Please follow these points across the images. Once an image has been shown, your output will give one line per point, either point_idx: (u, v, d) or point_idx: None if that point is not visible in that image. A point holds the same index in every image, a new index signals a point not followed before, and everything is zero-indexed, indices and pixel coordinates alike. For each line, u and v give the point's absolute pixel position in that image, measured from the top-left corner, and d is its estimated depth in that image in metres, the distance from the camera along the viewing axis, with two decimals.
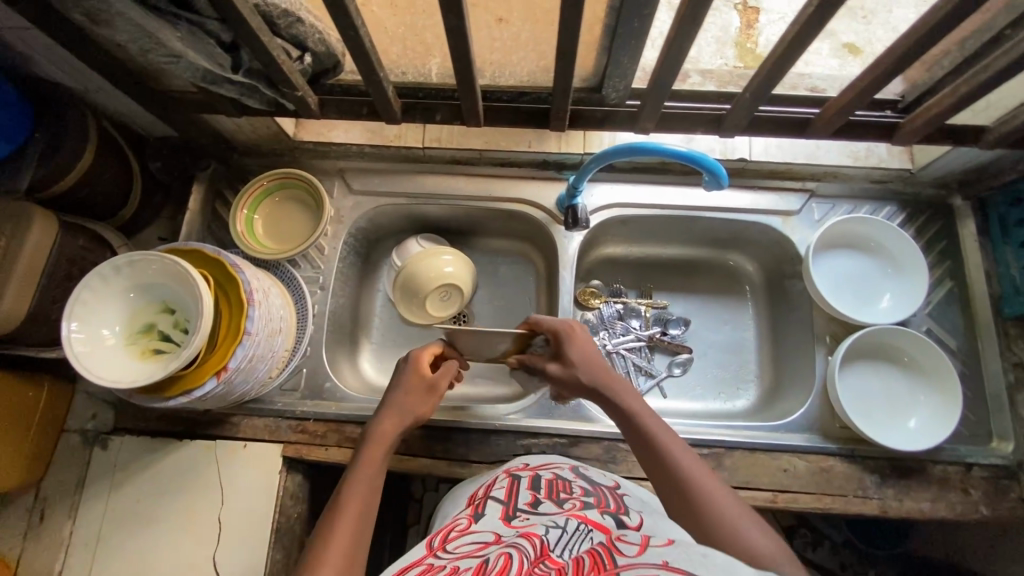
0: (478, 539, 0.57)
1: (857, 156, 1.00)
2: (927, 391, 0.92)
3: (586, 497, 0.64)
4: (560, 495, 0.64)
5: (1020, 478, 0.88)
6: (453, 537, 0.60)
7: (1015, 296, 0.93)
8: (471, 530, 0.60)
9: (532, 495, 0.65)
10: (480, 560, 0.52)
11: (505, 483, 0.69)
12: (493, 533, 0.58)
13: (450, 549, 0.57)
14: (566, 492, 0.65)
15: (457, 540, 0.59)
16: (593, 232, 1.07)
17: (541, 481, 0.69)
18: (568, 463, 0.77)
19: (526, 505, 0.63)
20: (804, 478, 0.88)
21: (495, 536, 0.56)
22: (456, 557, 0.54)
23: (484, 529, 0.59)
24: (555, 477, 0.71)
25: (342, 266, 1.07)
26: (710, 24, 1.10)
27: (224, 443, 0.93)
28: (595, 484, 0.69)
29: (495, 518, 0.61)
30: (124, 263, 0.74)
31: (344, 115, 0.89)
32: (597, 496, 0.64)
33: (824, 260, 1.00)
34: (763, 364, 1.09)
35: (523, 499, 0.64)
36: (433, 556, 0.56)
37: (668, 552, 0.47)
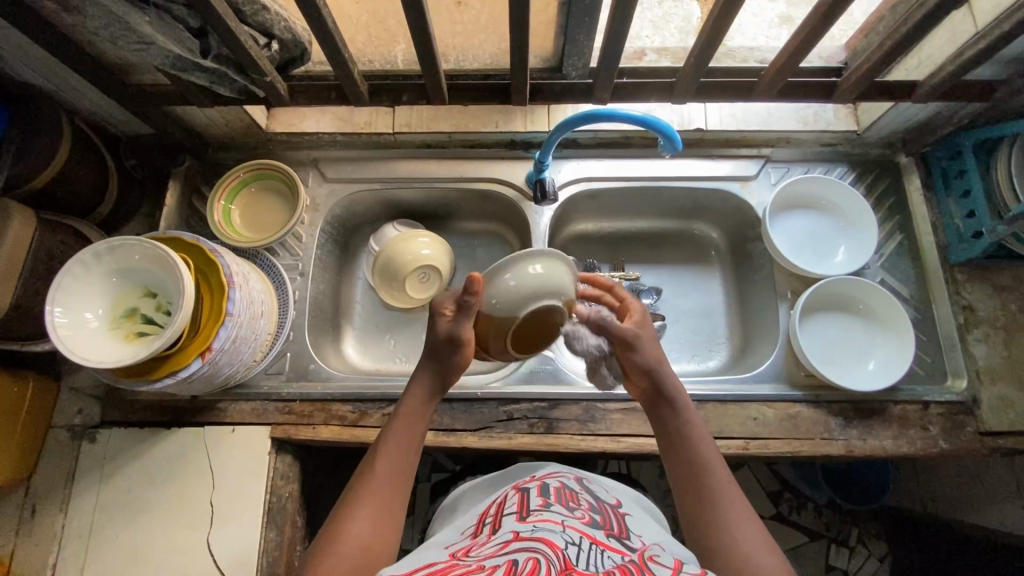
0: (498, 543, 0.58)
1: (807, 121, 1.05)
2: (885, 333, 0.98)
3: (594, 513, 0.67)
4: (570, 504, 0.68)
5: (974, 412, 0.93)
6: (469, 547, 0.61)
7: (959, 244, 0.99)
8: (488, 540, 0.61)
9: (543, 499, 0.68)
10: (507, 560, 0.53)
11: (517, 494, 0.71)
12: (510, 535, 0.60)
13: (472, 552, 0.58)
14: (574, 502, 0.69)
15: (477, 548, 0.59)
16: (563, 208, 1.11)
17: (549, 488, 0.72)
18: (573, 474, 0.79)
19: (538, 507, 0.66)
20: (773, 424, 0.93)
21: (515, 536, 0.58)
22: (480, 560, 0.55)
23: (501, 532, 0.61)
24: (563, 486, 0.73)
25: (321, 253, 1.09)
26: (672, 15, 1.15)
27: (212, 427, 0.95)
28: (599, 499, 0.72)
29: (510, 522, 0.63)
30: (104, 249, 0.76)
31: (313, 101, 0.92)
32: (602, 514, 0.67)
33: (781, 221, 1.06)
34: (733, 326, 1.14)
35: (534, 503, 0.67)
36: (456, 559, 0.58)
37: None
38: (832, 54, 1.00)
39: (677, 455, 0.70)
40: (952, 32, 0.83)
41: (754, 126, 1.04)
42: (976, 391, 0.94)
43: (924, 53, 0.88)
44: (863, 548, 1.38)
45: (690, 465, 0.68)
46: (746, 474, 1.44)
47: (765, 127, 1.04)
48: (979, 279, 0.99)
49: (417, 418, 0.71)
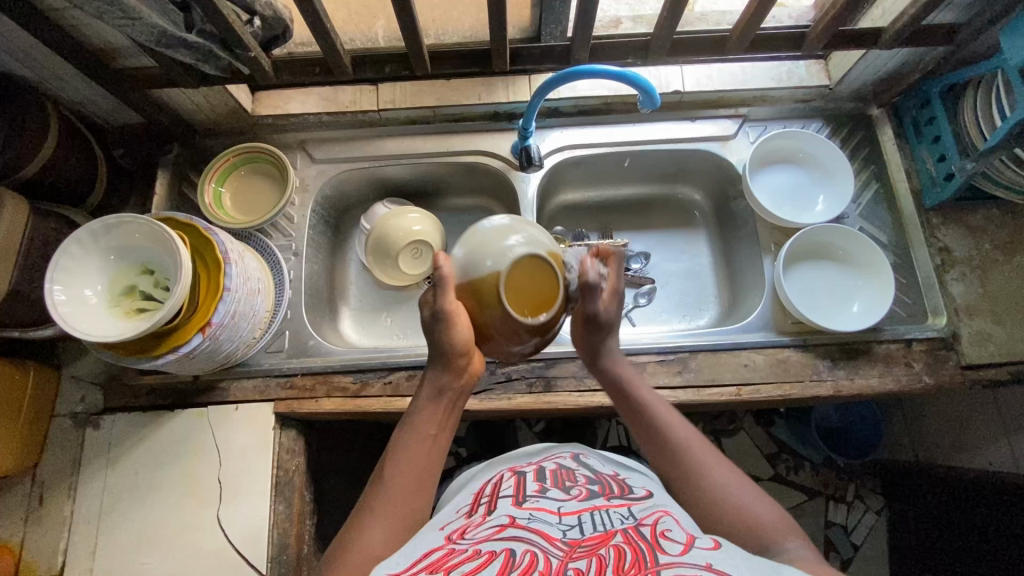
0: (493, 526, 0.60)
1: (781, 78, 1.08)
2: (864, 277, 1.01)
3: (591, 485, 0.70)
4: (566, 484, 0.70)
5: (955, 347, 0.97)
6: (465, 527, 0.62)
7: (933, 188, 1.02)
8: (483, 521, 0.63)
9: (540, 484, 0.70)
10: (504, 549, 0.55)
11: (513, 477, 0.72)
12: (506, 520, 0.61)
13: (469, 535, 0.60)
14: (571, 480, 0.71)
15: (472, 530, 0.61)
16: (550, 175, 1.12)
17: (545, 471, 0.74)
18: (569, 453, 0.81)
19: (534, 493, 0.67)
20: (764, 370, 0.96)
21: (512, 522, 0.60)
22: (476, 542, 0.57)
23: (497, 516, 0.63)
24: (559, 467, 0.75)
25: (313, 233, 1.11)
26: None
27: (216, 407, 0.96)
28: (597, 471, 0.75)
29: (506, 506, 0.64)
30: (100, 228, 0.77)
31: (298, 77, 0.94)
32: (601, 483, 0.70)
33: (760, 176, 1.09)
34: (721, 283, 1.17)
35: (530, 488, 0.69)
36: (452, 542, 0.59)
37: (713, 558, 0.52)
38: (801, 13, 1.02)
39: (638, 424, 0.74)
40: None
41: (730, 86, 1.07)
42: (956, 326, 0.98)
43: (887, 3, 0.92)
44: (860, 503, 1.42)
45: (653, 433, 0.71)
46: (743, 439, 1.47)
47: (742, 86, 1.07)
48: (953, 220, 1.03)
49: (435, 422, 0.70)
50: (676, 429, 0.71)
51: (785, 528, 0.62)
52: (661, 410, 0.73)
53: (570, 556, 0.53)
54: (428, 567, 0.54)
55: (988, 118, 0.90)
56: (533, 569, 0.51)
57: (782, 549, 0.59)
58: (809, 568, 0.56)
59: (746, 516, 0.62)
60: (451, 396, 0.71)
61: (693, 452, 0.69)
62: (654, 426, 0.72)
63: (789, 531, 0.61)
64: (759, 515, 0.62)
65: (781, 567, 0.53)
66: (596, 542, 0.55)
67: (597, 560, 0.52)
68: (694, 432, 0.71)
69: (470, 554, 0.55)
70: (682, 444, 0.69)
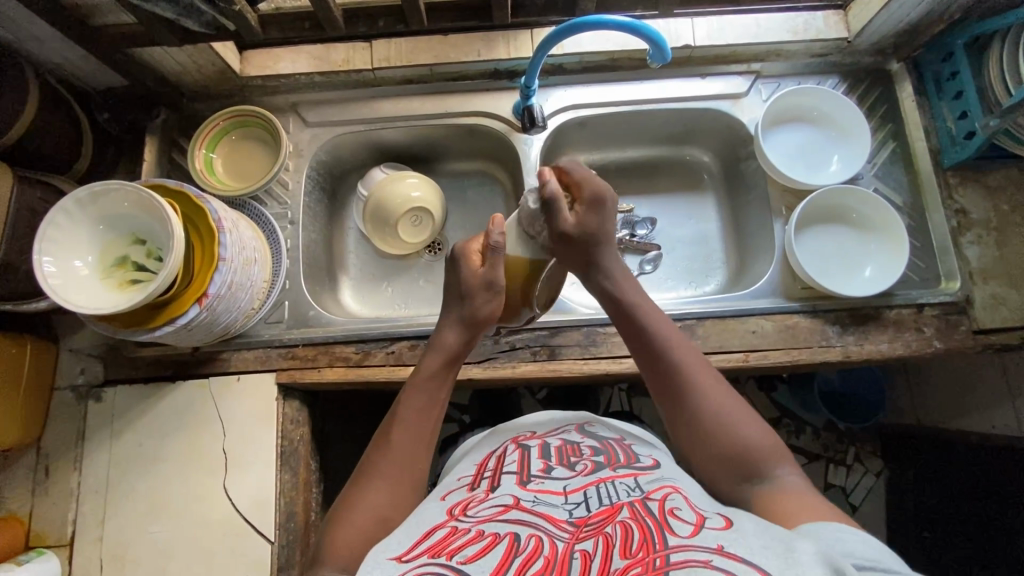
0: (497, 506, 0.60)
1: (796, 30, 1.02)
2: (878, 240, 0.99)
3: (597, 457, 0.69)
4: (571, 459, 0.69)
5: (969, 311, 0.95)
6: (468, 503, 0.62)
7: (952, 147, 0.98)
8: (486, 498, 0.63)
9: (544, 462, 0.69)
10: (508, 532, 0.54)
11: (517, 452, 0.72)
12: (510, 500, 0.61)
13: (471, 514, 0.59)
14: (576, 454, 0.70)
15: (475, 506, 0.61)
16: (553, 137, 1.08)
17: (550, 447, 0.73)
18: (574, 423, 0.81)
19: (539, 473, 0.66)
20: (772, 336, 0.94)
21: (516, 504, 0.60)
22: (479, 522, 0.57)
23: (501, 495, 0.62)
24: (564, 442, 0.74)
25: (309, 201, 1.07)
26: None
27: (217, 379, 0.95)
28: (601, 440, 0.75)
29: (510, 486, 0.64)
30: (86, 195, 0.74)
31: (286, 34, 0.88)
32: (606, 453, 0.70)
33: (773, 136, 1.05)
34: (729, 249, 1.14)
35: (535, 468, 0.68)
36: (454, 520, 0.59)
37: (724, 538, 0.50)
38: None
39: (635, 341, 0.74)
40: None
41: (744, 39, 1.02)
42: (970, 290, 0.96)
43: None
44: (859, 465, 1.44)
45: (652, 353, 0.71)
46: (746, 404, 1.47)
47: (756, 39, 1.01)
48: (971, 181, 0.99)
49: (435, 385, 0.73)
50: (677, 350, 0.70)
51: (774, 453, 0.63)
52: (663, 330, 0.73)
53: (577, 537, 0.53)
54: (430, 547, 0.53)
55: (1015, 70, 0.85)
56: (538, 556, 0.51)
57: (769, 474, 0.61)
58: (812, 505, 0.56)
59: (738, 437, 0.64)
60: (446, 359, 0.75)
61: (690, 373, 0.69)
62: (652, 342, 0.72)
63: (780, 455, 0.63)
64: (752, 438, 0.64)
65: (795, 542, 0.50)
66: (603, 521, 0.55)
67: (604, 539, 0.52)
68: (692, 354, 0.71)
69: (473, 536, 0.54)
70: (679, 365, 0.69)
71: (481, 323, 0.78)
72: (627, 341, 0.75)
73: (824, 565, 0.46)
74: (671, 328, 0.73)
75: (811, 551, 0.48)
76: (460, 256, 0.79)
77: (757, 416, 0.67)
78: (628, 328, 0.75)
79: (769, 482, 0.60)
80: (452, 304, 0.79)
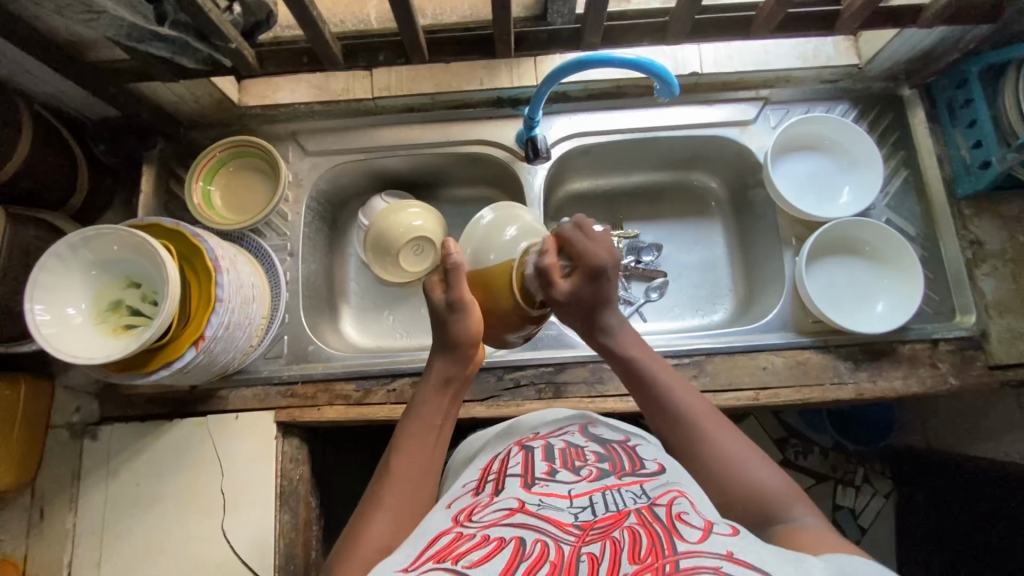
0: (502, 510, 0.57)
1: (807, 57, 1.00)
2: (892, 276, 0.96)
3: (602, 463, 0.65)
4: (575, 464, 0.65)
5: (985, 346, 0.93)
6: (473, 508, 0.60)
7: (965, 176, 0.96)
8: (491, 503, 0.60)
9: (548, 464, 0.65)
10: (514, 536, 0.52)
11: (521, 454, 0.67)
12: (515, 503, 0.58)
13: (476, 518, 0.57)
14: (581, 459, 0.66)
15: (480, 511, 0.58)
16: (557, 166, 1.06)
17: (554, 449, 0.68)
18: (577, 424, 0.76)
19: (544, 475, 0.62)
20: (782, 373, 0.92)
21: (522, 507, 0.57)
22: (484, 525, 0.55)
23: (505, 498, 0.59)
24: (567, 444, 0.69)
25: (309, 231, 1.05)
26: None
27: (215, 417, 0.93)
28: (605, 445, 0.70)
29: (514, 489, 0.60)
30: (79, 240, 0.72)
31: (285, 68, 0.86)
32: (611, 459, 0.66)
33: (782, 165, 1.02)
34: (736, 277, 1.12)
35: (539, 469, 0.64)
36: (459, 525, 0.56)
37: (734, 545, 0.49)
38: None
39: (642, 399, 0.71)
40: None
41: (751, 66, 0.99)
42: (985, 325, 0.93)
43: None
44: (868, 487, 1.35)
45: (661, 410, 0.69)
46: (753, 425, 1.37)
47: (765, 67, 0.99)
48: (986, 212, 0.97)
49: (434, 409, 0.69)
50: (678, 394, 0.69)
51: (791, 497, 0.61)
52: (664, 373, 0.71)
53: (583, 540, 0.51)
54: (435, 555, 0.51)
55: None
56: (544, 561, 0.49)
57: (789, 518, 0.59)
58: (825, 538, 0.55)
59: (758, 485, 0.61)
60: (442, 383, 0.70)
61: (698, 419, 0.67)
62: (658, 393, 0.70)
63: (795, 496, 0.61)
64: (770, 487, 0.61)
65: (803, 554, 0.50)
66: (610, 525, 0.53)
67: (611, 544, 0.50)
68: (699, 401, 0.69)
69: (478, 541, 0.52)
70: (693, 413, 0.68)
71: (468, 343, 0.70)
72: (632, 391, 0.73)
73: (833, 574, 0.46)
74: (678, 378, 0.71)
75: (818, 564, 0.48)
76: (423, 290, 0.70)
77: (769, 459, 0.65)
78: (628, 373, 0.73)
79: (793, 525, 0.58)
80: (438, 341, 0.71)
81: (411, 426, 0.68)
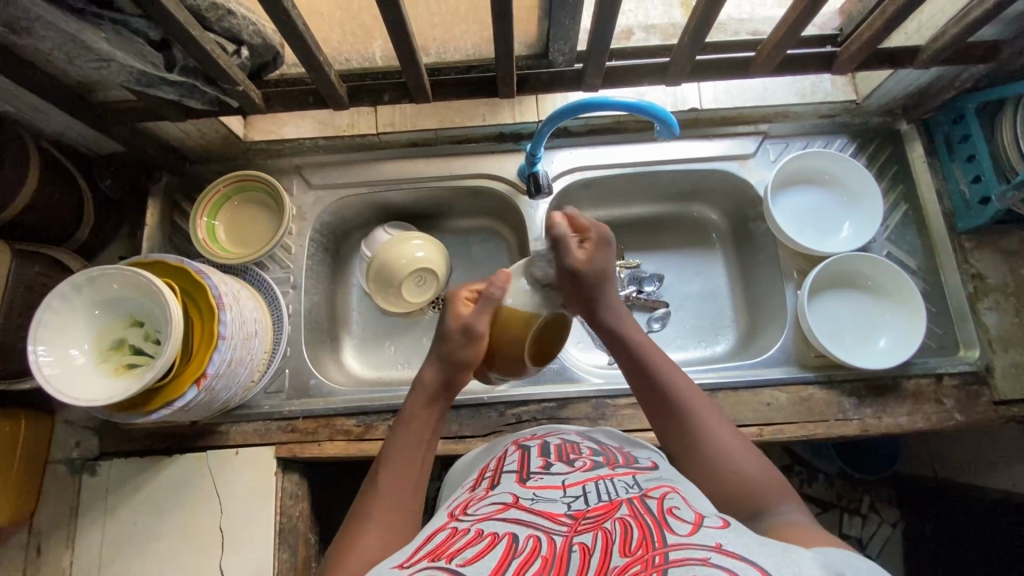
0: (496, 503, 0.58)
1: (804, 93, 1.01)
2: (894, 309, 0.96)
3: (596, 457, 0.68)
4: (570, 457, 0.68)
5: (989, 381, 0.92)
6: (467, 502, 0.61)
7: (966, 211, 0.96)
8: (486, 496, 0.61)
9: (544, 459, 0.68)
10: (507, 532, 0.52)
11: (518, 452, 0.71)
12: (510, 497, 0.59)
13: (472, 512, 0.57)
14: (574, 454, 0.69)
15: (475, 505, 0.59)
16: (559, 198, 1.07)
17: (550, 446, 0.72)
18: (575, 430, 0.80)
19: (539, 470, 0.65)
20: (786, 409, 0.92)
21: (515, 502, 0.57)
22: (478, 519, 0.55)
23: (501, 492, 0.60)
24: (563, 441, 0.74)
25: (312, 264, 1.06)
26: None
27: (215, 452, 0.93)
28: (602, 444, 0.73)
29: (510, 484, 0.62)
30: (83, 280, 0.72)
31: (290, 107, 0.88)
32: (605, 455, 0.69)
33: (782, 198, 1.03)
34: (738, 309, 1.12)
35: (535, 465, 0.66)
36: (454, 521, 0.57)
37: (722, 537, 0.48)
38: (826, 22, 0.94)
39: (639, 385, 0.71)
40: None
41: (749, 103, 1.01)
42: (989, 359, 0.93)
43: (922, 18, 0.86)
44: (875, 515, 1.30)
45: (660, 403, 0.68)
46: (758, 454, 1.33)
47: (764, 103, 1.01)
48: (987, 245, 0.97)
49: (420, 423, 0.68)
50: (674, 381, 0.69)
51: (778, 492, 0.60)
52: (660, 363, 0.71)
53: (575, 530, 0.51)
54: (430, 551, 0.51)
55: None
56: (536, 556, 0.48)
57: (775, 512, 0.57)
58: (810, 531, 0.53)
59: (745, 479, 0.60)
60: (430, 397, 0.70)
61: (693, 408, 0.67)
62: (654, 381, 0.69)
63: (784, 491, 0.59)
64: (756, 481, 0.60)
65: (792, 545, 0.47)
66: (601, 516, 0.53)
67: (603, 534, 0.50)
68: (693, 389, 0.69)
69: (472, 537, 0.51)
70: (687, 404, 0.67)
71: (461, 363, 0.70)
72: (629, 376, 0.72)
73: (824, 569, 0.44)
74: (675, 370, 0.71)
75: (808, 552, 0.46)
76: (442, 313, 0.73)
77: (759, 453, 0.64)
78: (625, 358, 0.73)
79: (782, 517, 0.56)
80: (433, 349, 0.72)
81: (396, 441, 0.67)
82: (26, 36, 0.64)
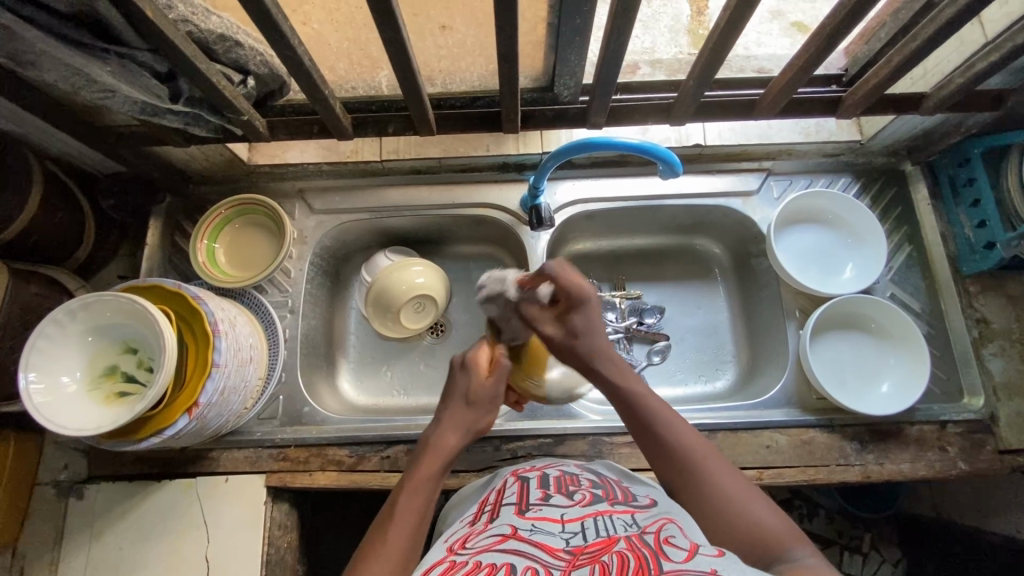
0: (495, 535, 0.56)
1: (809, 132, 1.02)
2: (897, 353, 0.95)
3: (595, 490, 0.67)
4: (569, 489, 0.67)
5: (994, 430, 0.90)
6: (467, 537, 0.58)
7: (970, 255, 0.96)
8: (485, 529, 0.59)
9: (543, 491, 0.66)
10: (505, 562, 0.50)
11: (517, 484, 0.69)
12: (508, 528, 0.57)
13: (470, 545, 0.55)
14: (574, 486, 0.68)
15: (474, 539, 0.57)
16: (561, 229, 1.07)
17: (549, 478, 0.71)
18: (574, 461, 0.79)
19: (538, 501, 0.63)
20: (787, 453, 0.90)
21: (514, 533, 0.56)
22: (477, 551, 0.53)
23: (499, 525, 0.59)
24: (562, 473, 0.72)
25: (311, 288, 1.05)
26: (663, 16, 1.12)
27: (204, 479, 0.91)
28: (600, 476, 0.73)
29: (509, 515, 0.60)
30: (78, 305, 0.72)
31: (294, 135, 0.88)
32: (605, 488, 0.68)
33: (785, 238, 1.03)
34: (740, 344, 1.10)
35: (534, 496, 0.65)
36: (453, 555, 0.55)
37: (719, 564, 0.47)
38: (832, 61, 0.94)
39: (640, 435, 0.69)
40: (959, 42, 0.81)
41: (754, 140, 1.02)
42: (994, 407, 0.91)
43: (929, 64, 0.87)
44: (876, 554, 1.24)
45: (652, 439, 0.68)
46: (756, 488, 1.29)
47: (767, 141, 1.01)
48: (991, 290, 0.96)
49: (431, 484, 0.68)
50: (675, 429, 0.68)
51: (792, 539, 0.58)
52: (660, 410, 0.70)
53: (573, 564, 0.49)
54: None
55: None
56: None
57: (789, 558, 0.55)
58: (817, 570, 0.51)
59: (752, 521, 0.59)
60: (443, 463, 0.70)
61: (695, 456, 0.66)
62: (655, 430, 0.68)
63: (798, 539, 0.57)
64: (763, 522, 0.59)
65: None
66: (599, 551, 0.51)
67: (600, 566, 0.48)
68: (695, 437, 0.68)
69: (471, 567, 0.50)
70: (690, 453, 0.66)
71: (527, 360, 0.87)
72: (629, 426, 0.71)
73: None
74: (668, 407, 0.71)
75: None
76: (467, 364, 0.76)
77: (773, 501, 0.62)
78: (625, 407, 0.71)
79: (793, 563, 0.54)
80: (450, 403, 0.75)
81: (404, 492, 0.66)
82: (31, 68, 0.64)
